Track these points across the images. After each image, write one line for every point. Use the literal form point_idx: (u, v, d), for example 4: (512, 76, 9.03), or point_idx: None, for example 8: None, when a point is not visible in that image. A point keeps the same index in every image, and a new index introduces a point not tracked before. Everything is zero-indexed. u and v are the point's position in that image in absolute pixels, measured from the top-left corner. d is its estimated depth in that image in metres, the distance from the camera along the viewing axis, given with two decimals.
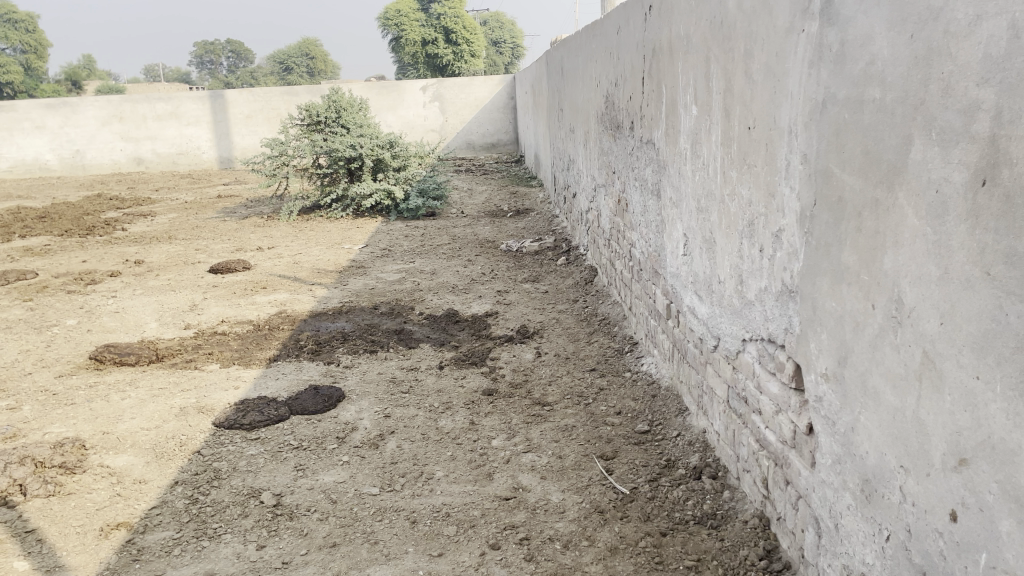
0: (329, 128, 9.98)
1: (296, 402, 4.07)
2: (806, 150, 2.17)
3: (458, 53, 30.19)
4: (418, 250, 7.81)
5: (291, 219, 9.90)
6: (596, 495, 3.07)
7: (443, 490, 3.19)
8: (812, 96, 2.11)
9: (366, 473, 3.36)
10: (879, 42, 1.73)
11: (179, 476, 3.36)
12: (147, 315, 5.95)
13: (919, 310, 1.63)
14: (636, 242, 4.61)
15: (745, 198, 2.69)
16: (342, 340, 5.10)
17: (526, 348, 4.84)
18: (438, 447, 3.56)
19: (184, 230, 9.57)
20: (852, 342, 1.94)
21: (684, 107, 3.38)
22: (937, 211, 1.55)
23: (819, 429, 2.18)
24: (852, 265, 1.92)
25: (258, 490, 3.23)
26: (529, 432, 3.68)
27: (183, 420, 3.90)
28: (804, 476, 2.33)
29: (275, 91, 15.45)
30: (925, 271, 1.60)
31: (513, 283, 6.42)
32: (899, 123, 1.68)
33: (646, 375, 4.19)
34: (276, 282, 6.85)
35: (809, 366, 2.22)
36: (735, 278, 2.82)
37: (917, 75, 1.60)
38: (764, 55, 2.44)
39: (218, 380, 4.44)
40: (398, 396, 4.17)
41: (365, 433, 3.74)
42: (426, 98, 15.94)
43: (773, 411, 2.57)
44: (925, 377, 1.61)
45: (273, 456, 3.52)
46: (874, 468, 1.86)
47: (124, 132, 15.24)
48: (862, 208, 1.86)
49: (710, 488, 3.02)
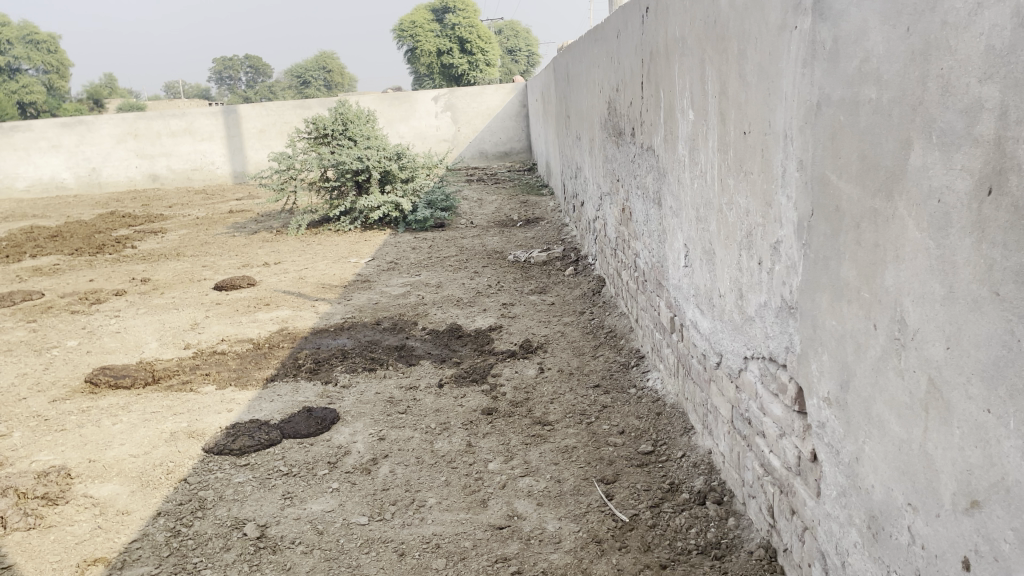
0: (336, 141, 9.91)
1: (289, 425, 3.94)
2: (801, 156, 2.01)
3: (472, 63, 30.14)
4: (424, 263, 7.69)
5: (300, 233, 9.83)
6: (594, 523, 2.90)
7: (434, 519, 3.04)
8: (806, 98, 1.95)
9: (355, 501, 3.22)
10: (874, 36, 1.58)
11: (163, 507, 3.25)
12: (147, 335, 5.88)
13: (923, 332, 1.46)
14: (640, 251, 4.45)
15: (742, 207, 2.52)
16: (341, 359, 4.97)
17: (529, 364, 4.68)
18: (432, 472, 3.42)
19: (192, 246, 9.53)
20: (854, 365, 1.78)
21: (682, 111, 3.23)
22: (939, 223, 1.38)
23: (823, 457, 2.01)
24: (851, 281, 1.76)
25: (243, 520, 3.11)
26: (528, 454, 3.53)
27: (173, 446, 3.80)
28: (809, 506, 2.16)
29: (288, 105, 15.45)
30: (928, 288, 1.44)
31: (519, 295, 6.27)
32: (896, 125, 1.52)
33: (652, 392, 4.02)
34: (280, 298, 6.76)
35: (811, 389, 2.05)
36: (736, 292, 2.65)
37: (913, 72, 1.44)
38: (757, 55, 2.29)
39: (213, 403, 4.33)
40: (395, 417, 4.04)
41: (358, 457, 3.61)
42: (438, 108, 15.85)
43: (776, 435, 2.40)
44: (932, 407, 1.45)
45: (261, 483, 3.40)
46: (880, 504, 1.69)
47: (139, 149, 15.29)
48: (860, 219, 1.70)
49: (714, 515, 2.84)
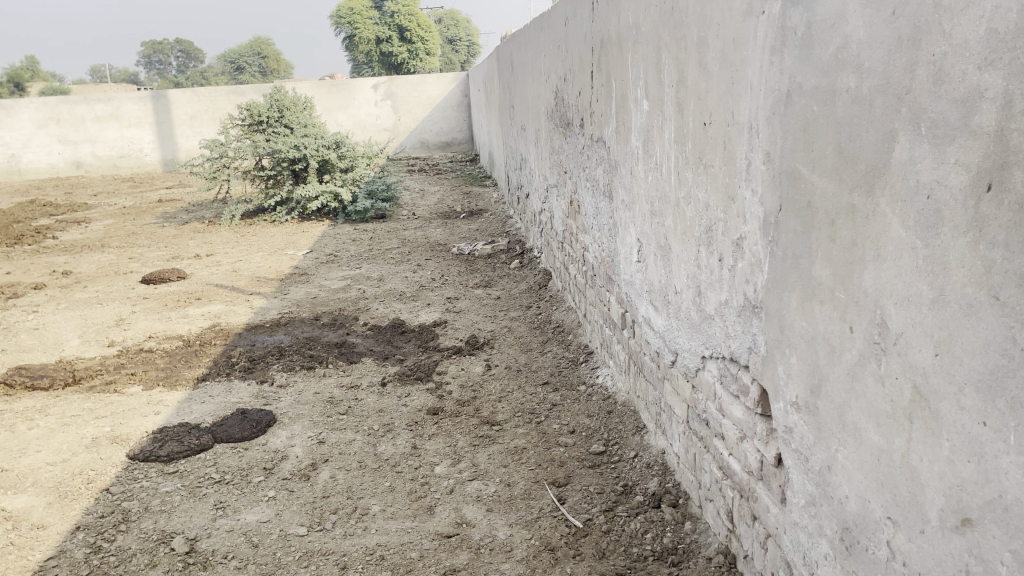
0: (272, 129, 9.55)
1: (221, 429, 3.72)
2: (768, 148, 1.92)
3: (412, 51, 29.74)
4: (365, 255, 7.46)
5: (233, 224, 9.48)
6: (546, 530, 2.79)
7: (378, 528, 2.88)
8: (774, 88, 1.85)
9: (293, 510, 3.04)
10: (854, 20, 1.48)
11: (83, 520, 3.00)
12: (69, 332, 5.53)
13: (907, 337, 1.38)
14: (589, 245, 4.35)
15: (701, 201, 2.43)
16: (277, 357, 4.75)
17: (475, 360, 4.54)
18: (375, 477, 3.26)
19: (119, 237, 9.08)
20: (826, 369, 1.69)
21: (635, 101, 3.12)
22: (928, 221, 1.30)
23: (790, 463, 1.92)
24: (824, 281, 1.66)
25: (170, 534, 2.89)
26: (476, 456, 3.39)
27: (93, 453, 3.54)
28: (773, 513, 2.08)
29: (221, 91, 14.93)
30: (913, 291, 1.35)
31: (464, 289, 6.12)
32: (878, 117, 1.43)
33: (601, 389, 3.92)
34: (211, 292, 6.46)
35: (777, 392, 1.96)
36: (694, 289, 2.55)
37: (900, 59, 1.35)
38: (719, 42, 2.19)
39: (138, 405, 4.07)
40: (336, 419, 3.85)
41: (296, 463, 3.42)
42: (377, 97, 15.53)
43: (736, 438, 2.32)
44: (918, 417, 1.36)
45: (191, 493, 3.18)
46: (855, 516, 1.61)
47: (62, 135, 14.59)
48: (835, 216, 1.60)
49: (670, 518, 2.75)
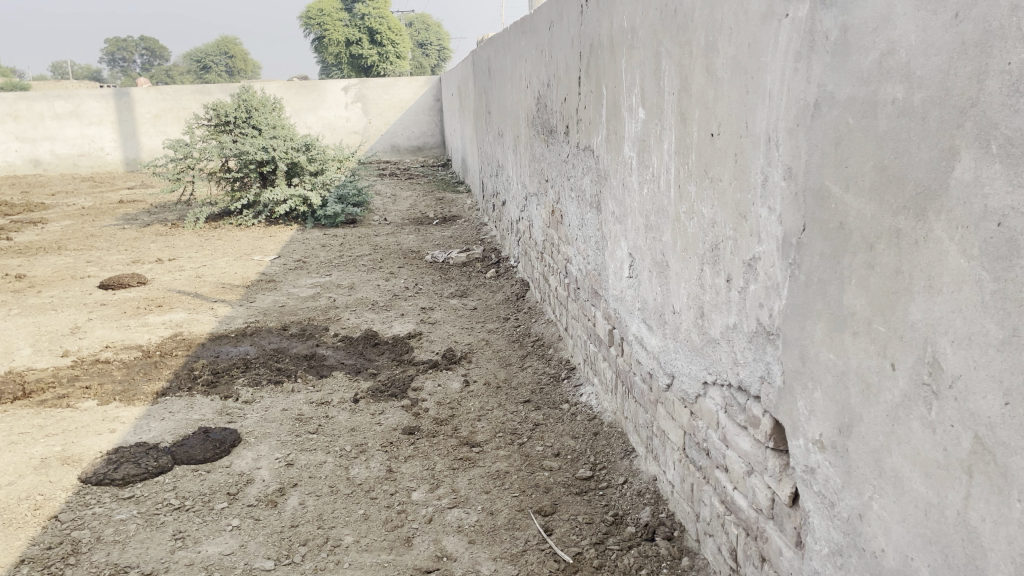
0: (239, 129, 9.25)
1: (181, 450, 3.49)
2: (790, 162, 1.76)
3: (383, 54, 29.47)
4: (335, 262, 7.22)
5: (197, 227, 9.15)
6: (533, 565, 2.61)
7: (352, 562, 2.68)
8: (799, 97, 1.70)
9: (260, 541, 2.82)
10: (903, 23, 1.32)
11: (27, 552, 2.75)
12: (20, 341, 5.22)
13: (967, 380, 1.23)
14: (572, 257, 4.19)
15: (707, 218, 2.27)
16: (243, 369, 4.51)
17: (453, 376, 4.34)
18: (348, 504, 3.05)
19: (76, 240, 8.70)
20: (859, 408, 1.53)
21: (629, 110, 2.96)
22: (999, 251, 1.15)
23: (809, 505, 1.77)
24: (859, 311, 1.51)
25: (124, 568, 2.66)
26: (455, 480, 3.20)
27: (43, 475, 3.28)
28: (786, 558, 1.93)
29: (186, 90, 14.54)
30: (977, 328, 1.20)
31: (438, 298, 5.92)
32: (933, 133, 1.28)
33: (586, 409, 3.76)
34: (173, 299, 6.17)
35: (796, 429, 1.81)
36: (696, 310, 2.40)
37: (965, 68, 1.19)
38: (731, 46, 2.03)
39: (92, 422, 3.81)
40: (305, 438, 3.63)
41: (262, 487, 3.19)
42: (348, 99, 15.25)
43: (743, 472, 2.16)
44: (980, 472, 1.21)
45: (148, 521, 2.94)
46: (893, 573, 1.46)
47: (20, 132, 14.08)
48: (875, 240, 1.45)
49: (666, 553, 2.59)
